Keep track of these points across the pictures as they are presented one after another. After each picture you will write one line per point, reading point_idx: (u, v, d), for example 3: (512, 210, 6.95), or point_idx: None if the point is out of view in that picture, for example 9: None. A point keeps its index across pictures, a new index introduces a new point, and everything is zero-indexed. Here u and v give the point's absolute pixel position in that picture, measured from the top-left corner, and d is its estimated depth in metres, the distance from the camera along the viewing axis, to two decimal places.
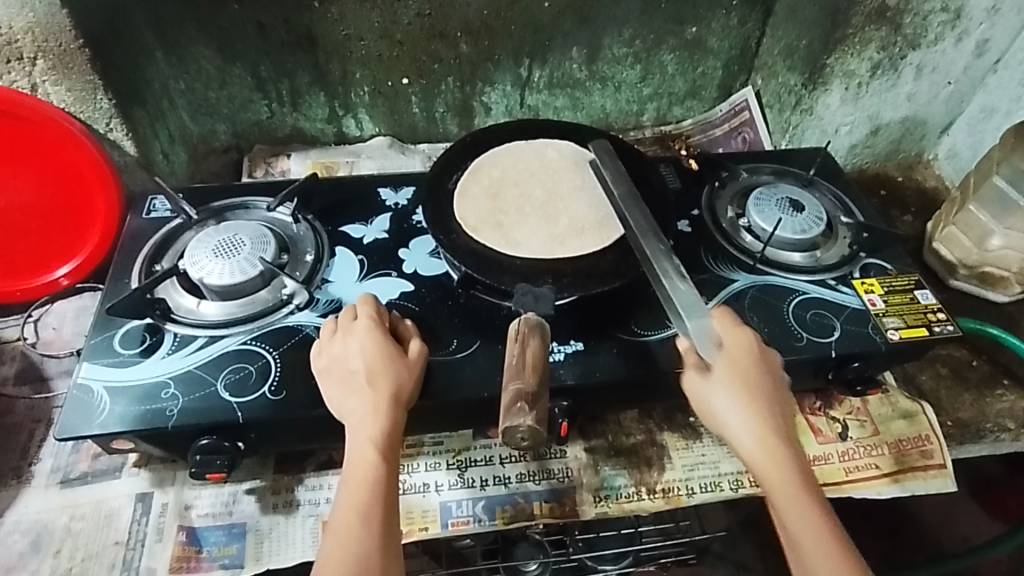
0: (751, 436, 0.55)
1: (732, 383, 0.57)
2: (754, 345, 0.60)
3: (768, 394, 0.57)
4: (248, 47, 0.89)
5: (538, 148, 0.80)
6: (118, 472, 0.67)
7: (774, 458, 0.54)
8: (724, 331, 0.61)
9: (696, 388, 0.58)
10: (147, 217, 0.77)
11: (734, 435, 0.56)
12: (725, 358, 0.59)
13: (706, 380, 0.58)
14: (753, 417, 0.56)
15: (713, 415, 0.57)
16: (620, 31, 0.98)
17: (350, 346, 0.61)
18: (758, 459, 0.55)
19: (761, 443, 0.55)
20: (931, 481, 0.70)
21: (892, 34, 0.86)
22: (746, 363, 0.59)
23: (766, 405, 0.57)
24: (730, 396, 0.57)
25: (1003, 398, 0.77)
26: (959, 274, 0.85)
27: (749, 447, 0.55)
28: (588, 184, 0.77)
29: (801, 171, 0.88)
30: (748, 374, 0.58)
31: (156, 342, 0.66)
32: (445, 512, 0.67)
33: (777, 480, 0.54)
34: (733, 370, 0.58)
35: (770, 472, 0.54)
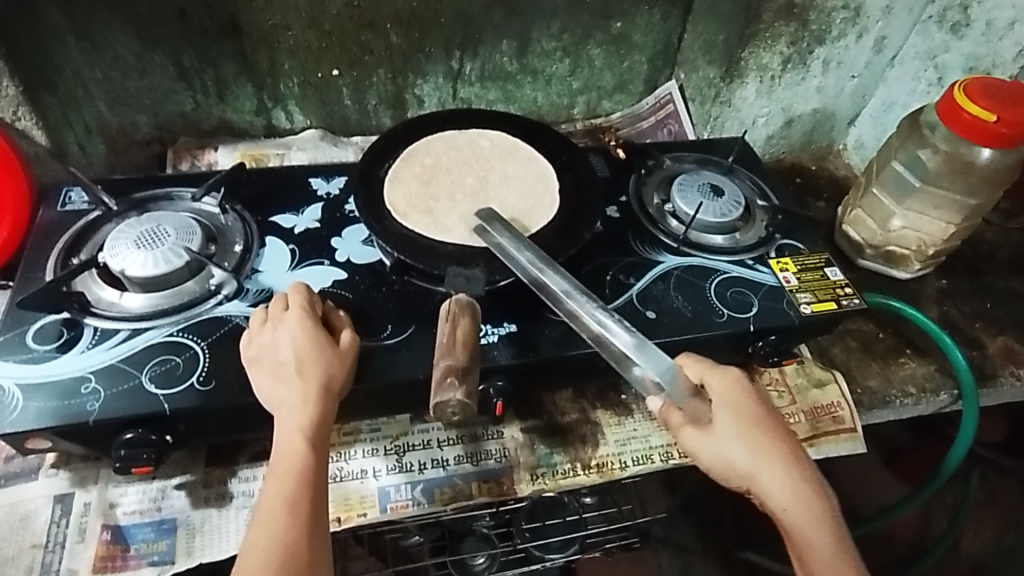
0: (777, 484, 0.55)
1: (741, 430, 0.58)
2: (744, 385, 0.61)
3: (778, 437, 0.58)
4: (168, 34, 0.86)
5: (469, 136, 0.82)
6: (35, 474, 0.64)
7: (804, 504, 0.54)
8: (711, 374, 0.61)
9: (704, 441, 0.58)
10: (62, 209, 0.74)
11: (759, 484, 0.56)
12: (724, 406, 0.59)
13: (715, 431, 0.58)
14: (773, 464, 0.56)
15: (732, 466, 0.57)
16: (548, 25, 1.01)
17: (279, 336, 0.61)
18: (790, 508, 0.54)
19: (789, 489, 0.55)
20: (843, 444, 0.76)
21: (800, 30, 0.91)
22: (746, 406, 0.59)
23: (781, 449, 0.57)
24: (741, 445, 0.57)
25: (905, 365, 0.83)
26: (866, 253, 0.91)
27: (777, 497, 0.55)
28: (518, 172, 0.79)
29: (720, 159, 0.92)
30: (752, 419, 0.58)
31: (74, 337, 0.64)
32: (383, 496, 0.67)
33: (810, 528, 0.53)
34: (738, 417, 0.58)
35: (801, 520, 0.54)
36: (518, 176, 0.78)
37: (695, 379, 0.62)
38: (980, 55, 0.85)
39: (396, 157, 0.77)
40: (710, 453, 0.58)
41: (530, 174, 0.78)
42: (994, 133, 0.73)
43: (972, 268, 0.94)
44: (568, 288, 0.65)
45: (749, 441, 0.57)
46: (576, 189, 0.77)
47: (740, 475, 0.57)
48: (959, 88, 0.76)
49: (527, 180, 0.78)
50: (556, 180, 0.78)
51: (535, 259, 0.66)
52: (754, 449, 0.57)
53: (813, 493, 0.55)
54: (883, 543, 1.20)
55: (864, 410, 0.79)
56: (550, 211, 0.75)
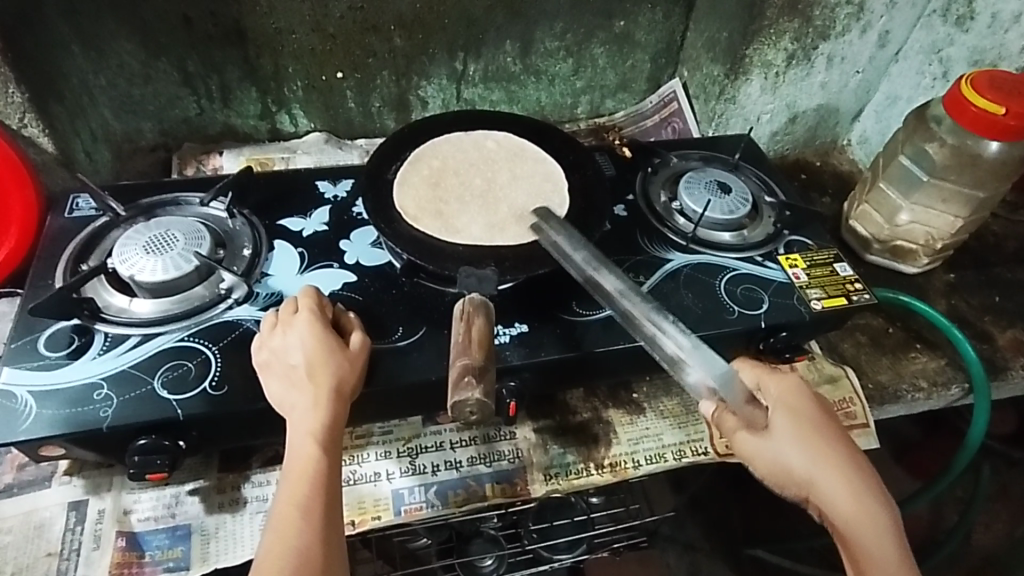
0: (841, 496, 0.50)
1: (801, 435, 0.53)
2: (806, 391, 0.56)
3: (844, 448, 0.53)
4: (173, 40, 0.86)
5: (476, 138, 0.82)
6: (48, 481, 0.64)
7: (870, 521, 0.49)
8: (768, 378, 0.57)
9: (760, 445, 0.54)
10: (70, 216, 0.74)
11: (823, 495, 0.51)
12: (785, 410, 0.55)
13: (771, 434, 0.54)
14: (838, 474, 0.51)
15: (790, 472, 0.52)
16: (551, 26, 1.01)
17: (290, 340, 0.61)
18: (856, 522, 0.49)
19: (854, 503, 0.50)
20: (856, 439, 0.75)
21: (804, 26, 0.91)
22: (806, 413, 0.55)
23: (846, 460, 0.52)
24: (801, 452, 0.52)
25: (916, 359, 0.83)
26: (874, 248, 0.91)
27: (841, 509, 0.50)
28: (526, 172, 0.78)
29: (726, 156, 0.92)
30: (814, 426, 0.54)
31: (85, 343, 0.64)
32: (397, 499, 0.67)
33: (877, 546, 0.49)
34: (799, 423, 0.54)
35: (865, 535, 0.49)
36: (525, 176, 0.78)
37: (751, 383, 0.58)
38: (985, 48, 0.85)
39: (403, 159, 0.77)
40: (766, 457, 0.53)
41: (538, 174, 0.78)
42: (1001, 126, 0.73)
43: (980, 261, 0.94)
44: (623, 288, 0.66)
45: (810, 447, 0.52)
46: (583, 188, 0.77)
47: (800, 482, 0.52)
48: (965, 81, 0.76)
49: (534, 180, 0.78)
50: (564, 180, 0.78)
51: (589, 259, 0.67)
52: (816, 457, 0.52)
53: (882, 509, 0.50)
54: None
55: (876, 405, 0.79)
56: (559, 210, 0.75)
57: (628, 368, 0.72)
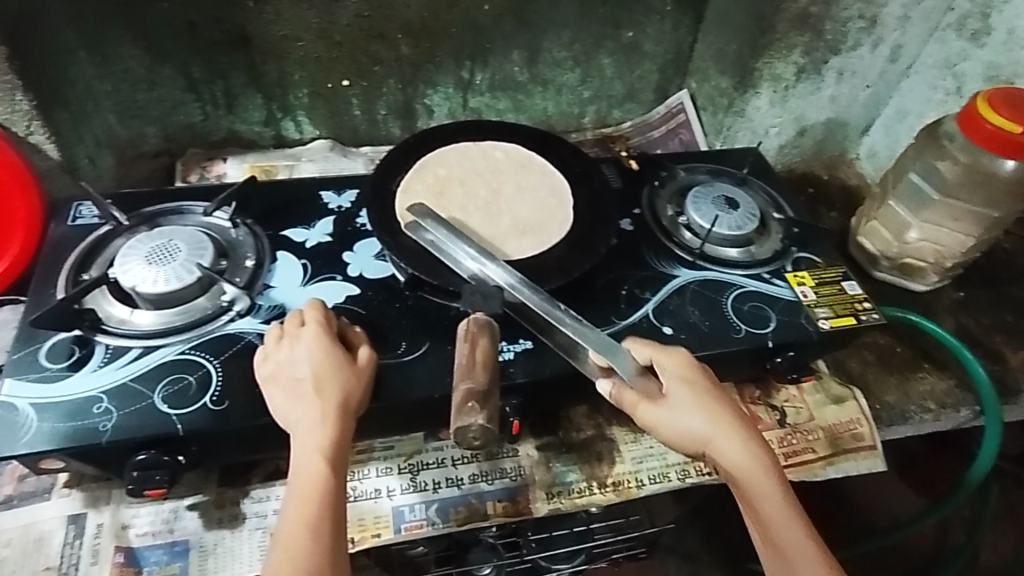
0: (732, 449, 0.56)
1: (696, 400, 0.59)
2: (694, 361, 0.62)
3: (731, 406, 0.59)
4: (178, 46, 0.86)
5: (484, 148, 0.81)
6: (48, 493, 0.63)
7: (757, 465, 0.56)
8: (661, 354, 0.62)
9: (661, 413, 0.59)
10: (72, 224, 0.73)
11: (717, 450, 0.57)
12: (680, 380, 0.60)
13: (671, 403, 0.59)
14: (730, 432, 0.57)
15: (689, 433, 0.58)
16: (559, 35, 1.00)
17: (296, 353, 0.60)
18: (744, 468, 0.56)
19: (743, 452, 0.56)
20: (863, 461, 0.75)
21: (815, 40, 0.91)
22: (699, 380, 0.60)
23: (736, 418, 0.58)
24: (697, 414, 0.58)
25: (924, 379, 0.82)
26: (881, 265, 0.90)
27: (733, 460, 0.56)
28: (531, 185, 0.78)
29: (734, 170, 0.92)
30: (707, 391, 0.59)
31: (85, 355, 0.63)
32: (398, 516, 0.67)
33: (763, 486, 0.55)
34: (694, 390, 0.59)
35: (757, 483, 0.55)
36: (530, 189, 0.77)
37: (648, 359, 0.63)
38: (1001, 63, 0.83)
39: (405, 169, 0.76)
40: (668, 424, 0.58)
41: (544, 187, 0.78)
42: (1017, 144, 0.72)
43: (989, 279, 0.93)
44: (512, 281, 0.66)
45: (704, 409, 0.58)
46: (589, 201, 0.76)
47: (699, 441, 0.58)
48: (982, 98, 0.75)
49: (539, 193, 0.77)
50: (570, 195, 0.77)
51: (476, 254, 0.68)
52: (710, 417, 0.58)
53: (766, 454, 0.57)
54: (897, 555, 1.19)
55: (883, 425, 0.78)
56: (564, 225, 0.74)
57: None
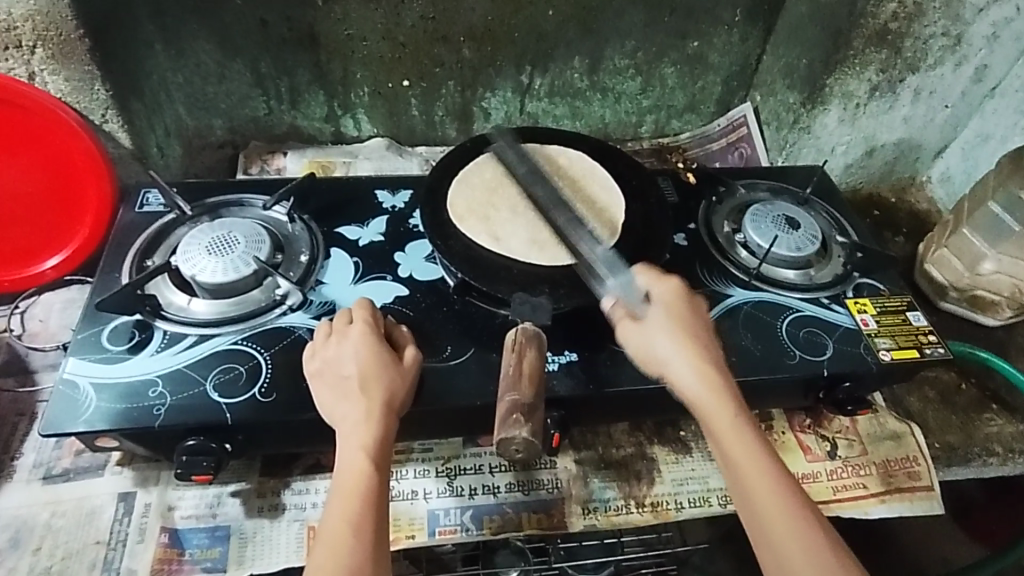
0: (691, 370, 0.58)
1: (668, 327, 0.61)
2: (685, 294, 0.64)
3: (702, 338, 0.61)
4: (249, 42, 0.88)
5: (545, 154, 0.80)
6: (101, 470, 0.65)
7: (714, 388, 0.57)
8: (656, 283, 0.65)
9: (636, 333, 0.61)
10: (140, 210, 0.76)
11: (676, 374, 0.59)
12: (661, 307, 0.62)
13: (646, 326, 0.61)
14: (691, 355, 0.59)
15: (653, 353, 0.60)
16: (622, 43, 0.98)
17: (344, 350, 0.61)
18: (697, 392, 0.57)
19: (701, 375, 0.58)
20: (918, 503, 0.71)
21: (892, 57, 0.87)
22: (680, 309, 0.62)
23: (701, 346, 0.60)
24: (667, 338, 0.60)
25: (992, 423, 0.77)
26: (949, 296, 0.86)
27: (688, 381, 0.58)
28: (583, 195, 0.76)
29: (797, 190, 0.89)
30: (683, 320, 0.62)
31: (145, 339, 0.65)
32: (432, 520, 0.67)
33: (716, 407, 0.57)
34: (672, 316, 0.62)
35: (711, 406, 0.57)
36: (581, 199, 0.75)
37: (643, 286, 0.65)
38: None
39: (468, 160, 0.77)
40: (638, 344, 0.61)
41: (599, 199, 0.76)
42: None
43: None
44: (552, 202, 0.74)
45: (674, 337, 0.60)
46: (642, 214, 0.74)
47: (659, 361, 0.60)
48: None
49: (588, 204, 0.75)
50: (625, 209, 0.75)
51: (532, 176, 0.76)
52: (677, 344, 0.60)
53: (724, 383, 0.58)
54: None
55: (942, 466, 0.74)
56: (608, 239, 0.71)
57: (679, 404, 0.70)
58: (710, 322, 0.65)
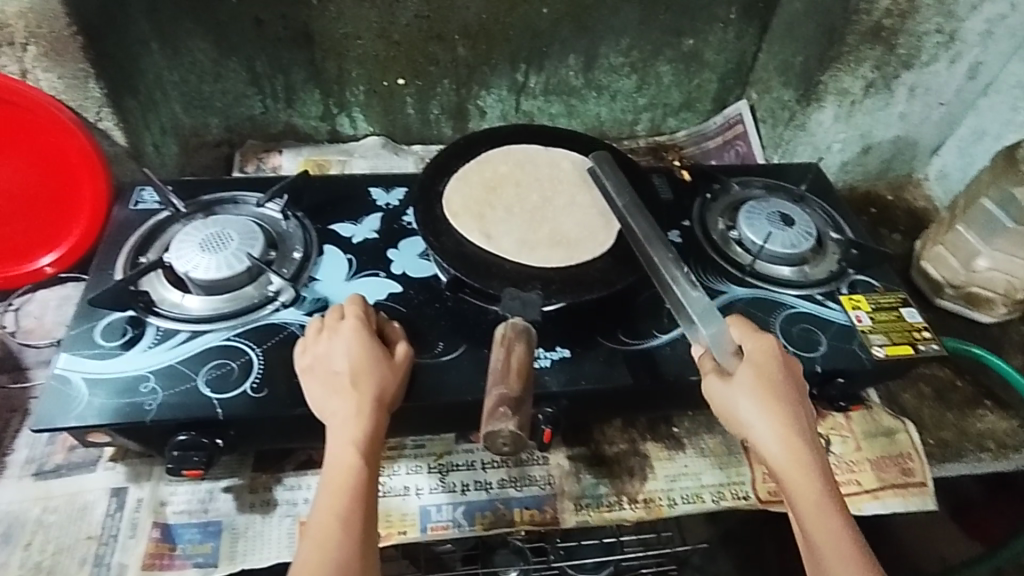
0: (775, 440, 0.56)
1: (755, 387, 0.58)
2: (778, 351, 0.61)
3: (792, 401, 0.58)
4: (244, 40, 0.88)
5: (614, 185, 0.74)
6: (94, 465, 0.66)
7: (798, 461, 0.55)
8: (748, 337, 0.62)
9: (721, 391, 0.59)
10: (134, 208, 0.76)
11: (760, 439, 0.57)
12: (751, 364, 0.59)
13: (733, 385, 0.58)
14: (777, 423, 0.56)
15: (736, 416, 0.58)
16: (617, 41, 0.98)
17: (335, 346, 0.61)
18: (781, 461, 0.55)
19: (786, 445, 0.56)
20: (911, 499, 0.71)
21: (887, 54, 0.87)
22: (770, 368, 0.59)
23: (789, 413, 0.57)
24: (753, 399, 0.57)
25: (985, 418, 0.77)
26: (945, 293, 0.86)
27: (772, 451, 0.56)
28: (647, 224, 0.69)
29: (792, 186, 0.88)
30: (771, 381, 0.58)
31: (138, 335, 0.65)
32: (425, 516, 0.67)
33: (801, 484, 0.54)
34: (759, 376, 0.58)
35: (796, 478, 0.54)
36: (648, 227, 0.69)
37: (735, 339, 0.62)
38: None
39: (470, 158, 0.77)
40: (722, 401, 0.59)
41: (598, 207, 0.75)
42: None
43: None
44: (649, 235, 0.68)
45: (761, 398, 0.57)
46: (666, 238, 0.69)
47: (742, 427, 0.58)
48: None
49: (649, 235, 0.68)
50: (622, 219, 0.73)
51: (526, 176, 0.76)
52: (763, 407, 0.57)
53: (812, 455, 0.55)
54: None
55: (936, 462, 0.74)
56: (601, 246, 0.70)
57: (672, 401, 0.70)
58: (804, 381, 0.61)
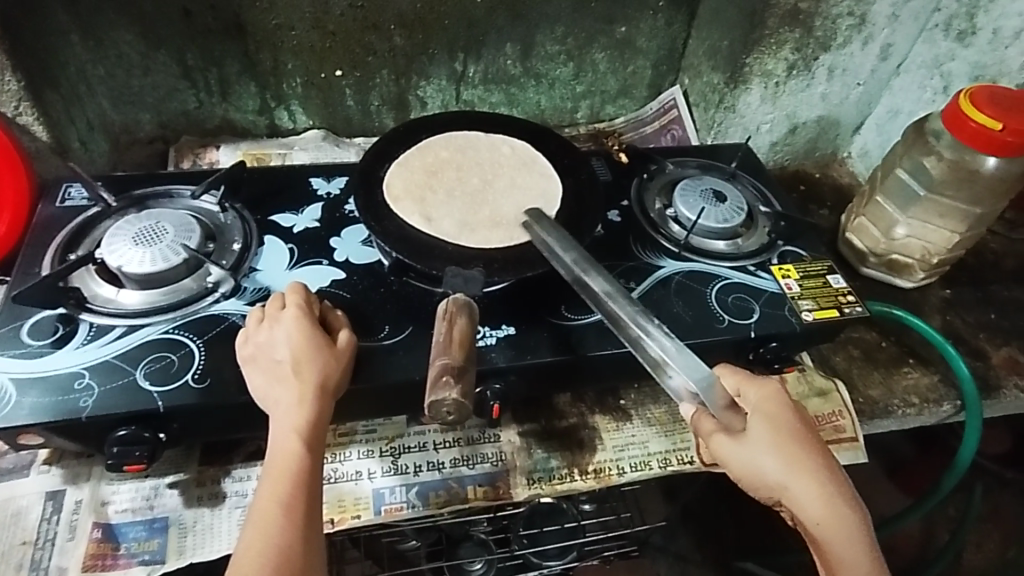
0: (812, 502, 0.53)
1: (773, 442, 0.55)
2: (783, 395, 0.59)
3: (815, 452, 0.56)
4: (172, 32, 0.86)
5: (558, 241, 0.67)
6: (27, 470, 0.64)
7: (837, 521, 0.52)
8: (748, 385, 0.60)
9: (737, 449, 0.56)
10: (61, 205, 0.74)
11: (793, 499, 0.54)
12: (760, 415, 0.57)
13: (749, 442, 0.55)
14: (809, 479, 0.54)
15: (764, 477, 0.54)
16: (552, 29, 1.00)
17: (276, 335, 0.60)
18: (819, 522, 0.52)
19: (820, 503, 0.53)
20: (843, 453, 0.74)
21: (805, 35, 0.90)
22: (782, 418, 0.57)
23: (820, 467, 0.54)
24: (775, 457, 0.55)
25: (909, 375, 0.82)
26: (869, 261, 0.90)
27: (811, 511, 0.53)
28: (605, 278, 0.65)
29: (724, 165, 0.92)
30: (789, 431, 0.56)
31: (70, 332, 0.64)
32: (378, 499, 0.67)
33: (843, 546, 0.52)
34: (772, 428, 0.56)
35: (836, 539, 0.52)
36: (608, 283, 0.65)
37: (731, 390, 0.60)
38: (986, 64, 0.85)
39: (410, 144, 0.77)
40: (743, 463, 0.55)
41: (538, 189, 0.76)
42: (999, 142, 0.72)
43: (976, 279, 0.94)
44: (609, 290, 0.64)
45: (782, 453, 0.55)
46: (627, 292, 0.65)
47: (772, 488, 0.54)
48: (964, 96, 0.75)
49: (611, 290, 0.64)
50: (560, 201, 0.75)
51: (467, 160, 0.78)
52: (788, 462, 0.54)
53: (848, 510, 0.53)
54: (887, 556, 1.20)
55: (865, 419, 0.78)
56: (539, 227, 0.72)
57: (616, 373, 0.72)
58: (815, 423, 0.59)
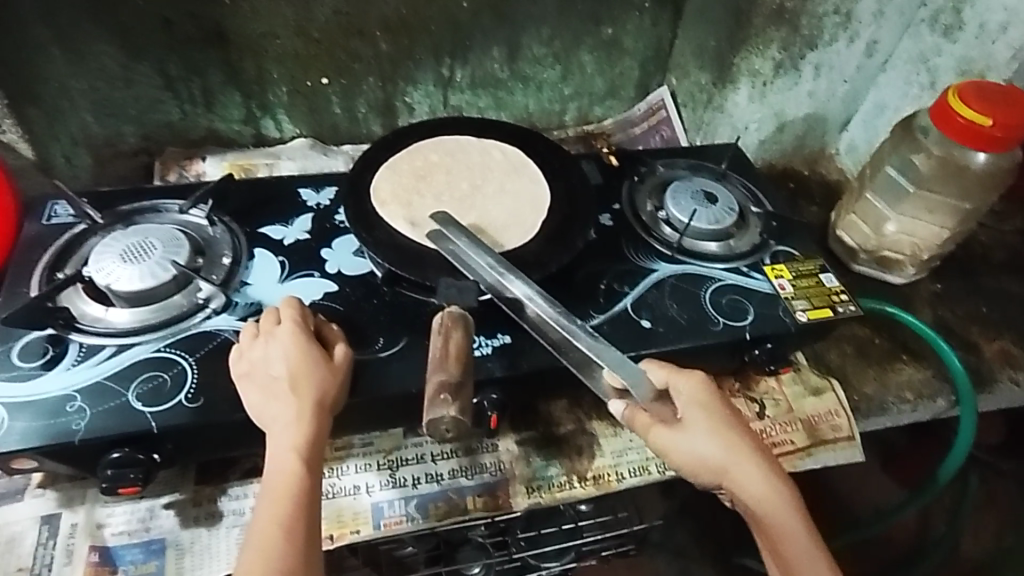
0: (754, 484, 0.56)
1: (711, 427, 0.58)
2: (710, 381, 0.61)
3: (747, 434, 0.59)
4: (153, 44, 0.85)
5: (471, 247, 0.67)
6: (20, 494, 0.62)
7: (775, 498, 0.56)
8: (676, 376, 0.60)
9: (678, 440, 0.58)
10: (47, 223, 0.72)
11: (735, 482, 0.57)
12: (696, 405, 0.59)
13: (688, 430, 0.58)
14: (748, 461, 0.57)
15: (706, 462, 0.57)
16: (538, 31, 1.00)
17: (271, 351, 0.59)
18: (761, 501, 0.56)
19: (760, 483, 0.56)
20: (841, 452, 0.75)
21: (791, 34, 0.94)
22: (714, 404, 0.59)
23: (753, 446, 0.58)
24: (714, 443, 0.58)
25: (902, 370, 0.83)
26: (860, 258, 0.90)
27: (752, 490, 0.56)
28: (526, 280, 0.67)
29: (713, 165, 0.92)
30: (723, 416, 0.59)
31: (59, 353, 0.63)
32: (377, 512, 0.67)
33: (781, 519, 0.56)
34: (709, 415, 0.59)
35: (774, 514, 0.56)
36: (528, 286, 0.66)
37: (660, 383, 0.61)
38: (973, 58, 0.83)
39: (400, 148, 0.77)
40: (685, 451, 0.58)
41: (527, 196, 0.76)
42: (986, 136, 0.73)
43: (965, 271, 0.94)
44: (531, 293, 0.66)
45: (720, 439, 0.58)
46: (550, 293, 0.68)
47: (715, 471, 0.57)
48: (951, 91, 0.76)
49: (534, 292, 0.66)
50: (551, 208, 0.74)
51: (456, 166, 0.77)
52: (727, 445, 0.57)
53: (782, 486, 0.57)
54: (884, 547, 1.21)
55: (860, 417, 0.79)
56: (527, 234, 0.72)
57: None
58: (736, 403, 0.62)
